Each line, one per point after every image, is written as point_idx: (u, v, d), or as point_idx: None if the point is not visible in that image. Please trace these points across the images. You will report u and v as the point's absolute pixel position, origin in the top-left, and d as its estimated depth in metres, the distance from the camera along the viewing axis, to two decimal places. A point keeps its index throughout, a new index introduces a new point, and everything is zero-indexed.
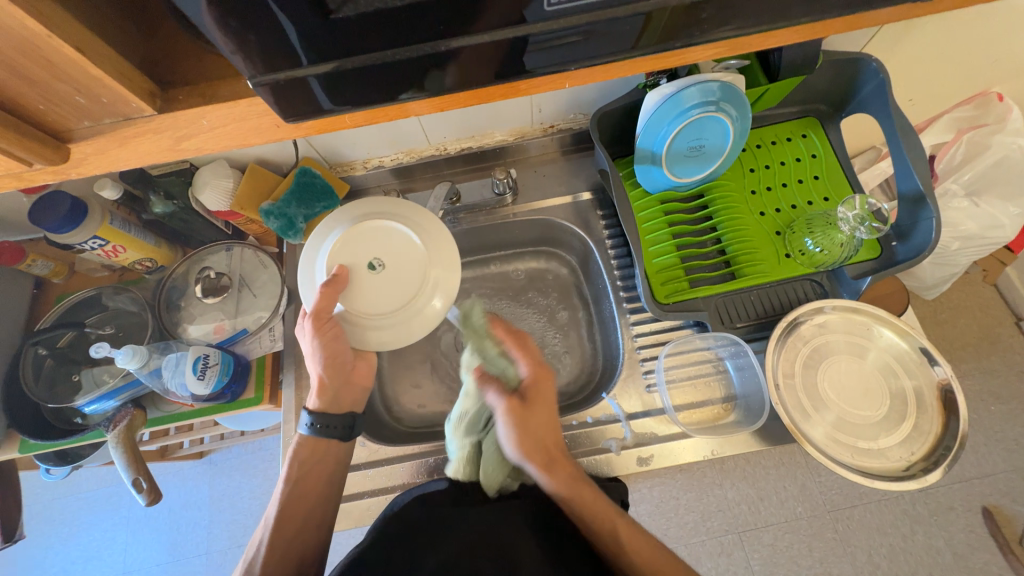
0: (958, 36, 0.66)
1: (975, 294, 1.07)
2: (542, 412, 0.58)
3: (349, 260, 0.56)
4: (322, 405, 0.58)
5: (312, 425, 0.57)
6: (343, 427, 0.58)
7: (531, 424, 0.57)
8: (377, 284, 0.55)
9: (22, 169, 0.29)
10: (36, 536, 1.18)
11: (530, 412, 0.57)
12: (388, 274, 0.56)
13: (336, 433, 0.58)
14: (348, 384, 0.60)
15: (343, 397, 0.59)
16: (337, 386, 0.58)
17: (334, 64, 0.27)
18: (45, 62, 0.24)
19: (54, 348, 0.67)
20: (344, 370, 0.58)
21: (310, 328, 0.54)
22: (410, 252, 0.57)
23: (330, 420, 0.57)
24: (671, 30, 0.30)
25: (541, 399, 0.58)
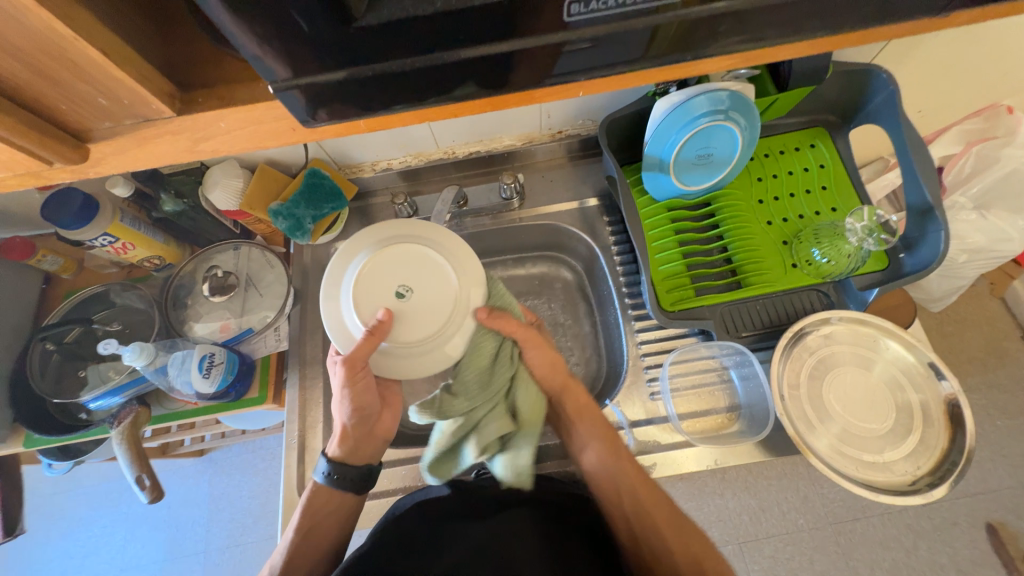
0: (968, 49, 0.66)
1: (982, 307, 1.06)
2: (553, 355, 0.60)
3: (373, 298, 0.55)
4: (340, 454, 0.57)
5: (329, 474, 0.56)
6: (357, 480, 0.57)
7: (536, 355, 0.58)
8: (407, 314, 0.54)
9: (41, 168, 0.30)
10: (36, 530, 1.18)
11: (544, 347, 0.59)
12: (415, 301, 0.55)
13: (348, 485, 0.56)
14: (369, 435, 0.59)
15: (363, 447, 0.58)
16: (359, 437, 0.58)
17: (355, 70, 0.27)
18: (70, 63, 0.25)
19: (61, 344, 0.68)
20: (367, 423, 0.58)
21: (343, 377, 0.53)
22: (434, 273, 0.57)
23: (347, 471, 0.56)
24: (684, 42, 0.30)
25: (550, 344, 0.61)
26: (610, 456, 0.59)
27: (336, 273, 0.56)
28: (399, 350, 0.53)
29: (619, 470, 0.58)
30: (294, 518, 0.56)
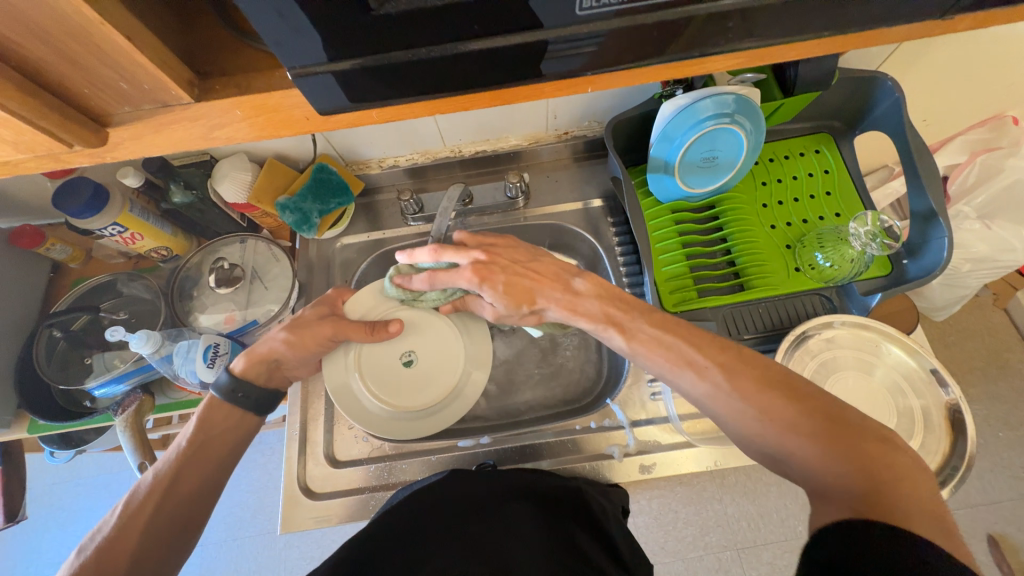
0: (973, 59, 0.66)
1: (984, 318, 1.06)
2: (521, 271, 0.59)
3: (389, 374, 0.65)
4: (243, 370, 0.55)
5: (228, 389, 0.53)
6: (259, 400, 0.54)
7: (497, 281, 0.58)
8: (423, 375, 0.65)
9: (61, 150, 0.30)
10: (35, 519, 1.19)
11: (503, 275, 0.58)
12: (423, 363, 0.66)
13: (241, 402, 0.53)
14: (278, 369, 0.58)
15: (273, 376, 0.58)
16: (268, 366, 0.57)
17: (366, 59, 0.28)
18: (94, 47, 0.25)
19: (68, 331, 0.68)
20: (274, 368, 0.58)
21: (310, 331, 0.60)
22: (431, 331, 0.67)
23: (250, 389, 0.54)
24: (692, 40, 0.30)
25: (514, 264, 0.59)
26: (638, 337, 0.51)
27: (336, 375, 0.63)
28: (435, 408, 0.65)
29: (653, 349, 0.49)
30: (190, 426, 0.51)
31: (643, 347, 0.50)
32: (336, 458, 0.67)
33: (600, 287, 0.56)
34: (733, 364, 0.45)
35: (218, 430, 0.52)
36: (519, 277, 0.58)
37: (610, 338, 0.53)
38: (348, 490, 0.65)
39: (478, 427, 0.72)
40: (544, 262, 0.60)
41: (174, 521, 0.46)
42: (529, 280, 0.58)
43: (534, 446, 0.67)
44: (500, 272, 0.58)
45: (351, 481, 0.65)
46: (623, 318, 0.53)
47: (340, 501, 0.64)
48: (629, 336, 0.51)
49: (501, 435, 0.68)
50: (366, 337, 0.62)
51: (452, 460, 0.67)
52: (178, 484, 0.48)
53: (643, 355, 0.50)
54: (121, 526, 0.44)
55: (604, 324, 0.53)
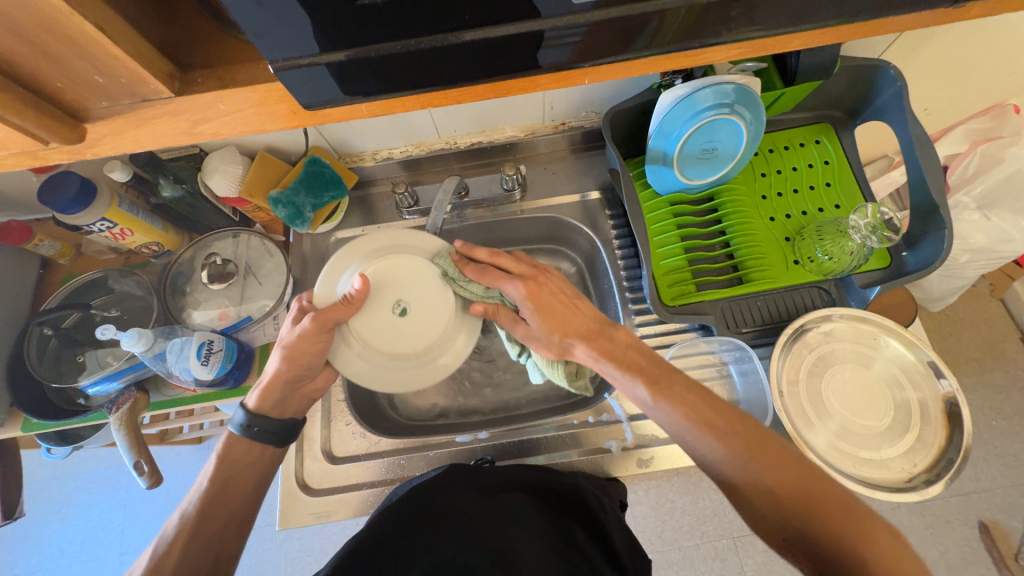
0: (976, 47, 0.65)
1: (981, 308, 1.07)
2: (563, 305, 0.57)
3: (387, 330, 0.58)
4: (260, 405, 0.55)
5: (246, 425, 0.53)
6: (277, 432, 0.54)
7: (543, 298, 0.57)
8: (422, 317, 0.59)
9: (37, 147, 0.29)
10: (35, 515, 1.19)
11: (550, 300, 0.57)
12: (415, 306, 0.59)
13: (258, 435, 0.53)
14: (296, 392, 0.58)
15: (288, 403, 0.57)
16: (283, 392, 0.56)
17: (354, 51, 0.27)
18: (66, 39, 0.24)
19: (59, 329, 0.67)
20: (298, 381, 0.56)
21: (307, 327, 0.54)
22: (429, 288, 0.60)
23: (267, 423, 0.54)
24: (693, 30, 0.29)
25: (557, 297, 0.58)
26: (669, 394, 0.50)
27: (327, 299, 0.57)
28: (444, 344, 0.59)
29: (681, 408, 0.48)
30: (210, 464, 0.52)
31: (673, 405, 0.49)
32: (334, 454, 0.67)
33: (633, 341, 0.56)
34: (752, 438, 0.45)
35: (241, 465, 0.53)
36: (564, 303, 0.58)
37: (639, 392, 0.51)
38: (346, 486, 0.65)
39: (475, 422, 0.73)
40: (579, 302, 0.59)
41: (203, 550, 0.48)
42: (566, 316, 0.57)
43: (532, 441, 0.67)
44: (542, 298, 0.57)
45: (349, 477, 0.65)
46: (659, 372, 0.52)
47: (338, 497, 0.64)
48: (660, 391, 0.50)
49: (499, 430, 0.68)
50: (349, 312, 0.55)
51: (449, 456, 0.67)
52: (207, 521, 0.49)
53: (666, 409, 0.49)
54: (156, 563, 0.46)
55: (635, 375, 0.52)
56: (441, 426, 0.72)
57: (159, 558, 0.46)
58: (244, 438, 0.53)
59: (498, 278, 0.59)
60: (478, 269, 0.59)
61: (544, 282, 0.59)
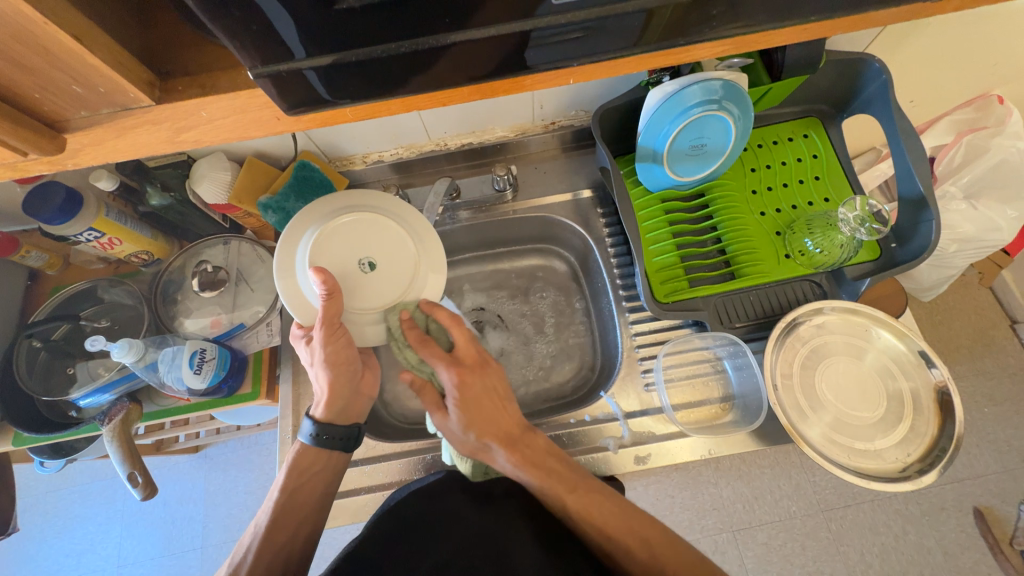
0: (959, 39, 0.66)
1: (971, 296, 1.08)
2: (491, 402, 0.56)
3: (369, 289, 0.58)
4: (327, 415, 0.58)
5: (315, 435, 0.57)
6: (346, 439, 0.58)
7: (474, 391, 0.56)
8: (393, 260, 0.59)
9: (17, 159, 0.29)
10: (30, 528, 1.18)
11: (479, 398, 0.56)
12: (380, 257, 0.58)
13: (326, 443, 0.57)
14: (357, 396, 0.60)
15: (351, 408, 0.60)
16: (345, 399, 0.58)
17: (337, 56, 0.26)
18: (41, 50, 0.24)
19: (49, 341, 0.66)
20: (353, 380, 0.59)
21: (321, 339, 0.55)
22: (395, 244, 0.59)
23: (335, 430, 0.57)
24: (678, 27, 0.29)
25: (489, 391, 0.56)
26: (596, 505, 0.53)
27: (289, 247, 0.56)
28: (424, 267, 0.60)
29: (594, 514, 0.53)
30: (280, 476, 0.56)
31: (588, 515, 0.53)
32: None
33: (550, 446, 0.57)
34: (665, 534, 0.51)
35: (308, 475, 0.57)
36: (492, 396, 0.56)
37: (549, 496, 0.54)
38: (344, 491, 0.65)
39: None
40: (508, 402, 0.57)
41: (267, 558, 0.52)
42: (492, 411, 0.56)
43: None
44: (473, 388, 0.56)
45: (346, 482, 0.65)
46: (575, 478, 0.54)
47: (337, 502, 0.64)
48: (579, 498, 0.53)
49: None
50: (335, 303, 0.54)
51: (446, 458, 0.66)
52: (274, 534, 0.53)
53: (584, 519, 0.53)
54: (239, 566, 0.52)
55: (555, 484, 0.54)
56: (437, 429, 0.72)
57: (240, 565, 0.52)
58: (315, 446, 0.57)
59: (433, 359, 0.56)
60: (421, 341, 0.56)
61: (479, 376, 0.57)
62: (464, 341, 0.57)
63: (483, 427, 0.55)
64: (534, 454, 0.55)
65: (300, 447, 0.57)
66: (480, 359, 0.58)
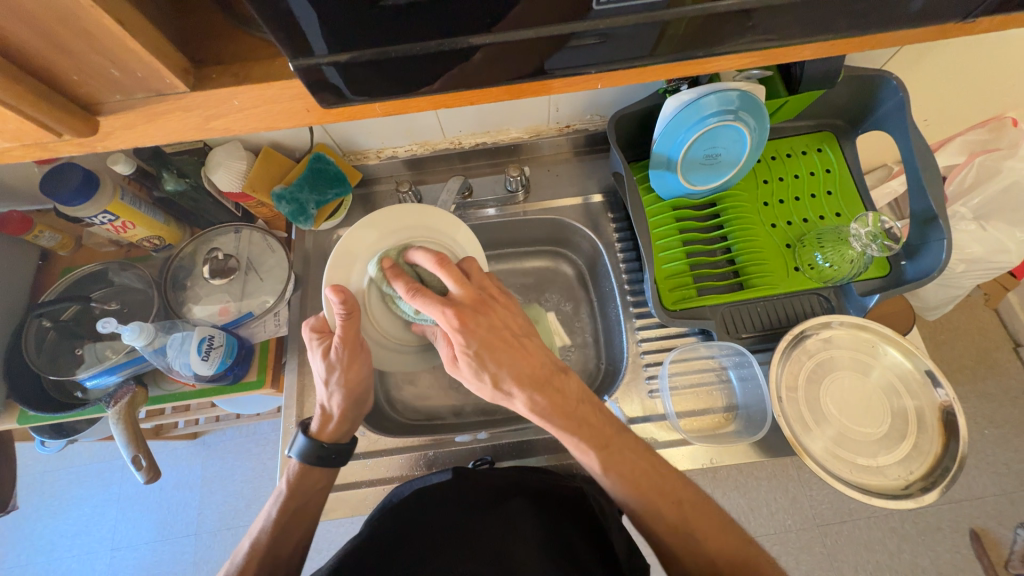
0: (978, 60, 0.66)
1: (975, 317, 1.08)
2: (504, 342, 0.53)
3: (390, 318, 0.63)
4: (329, 433, 0.59)
5: (310, 455, 0.57)
6: (343, 455, 0.59)
7: (483, 331, 0.52)
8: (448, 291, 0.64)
9: (50, 139, 0.29)
10: (26, 508, 1.18)
11: (491, 339, 0.53)
12: None
13: (331, 462, 0.58)
14: (360, 413, 0.61)
15: (353, 424, 0.61)
16: (353, 418, 0.61)
17: (379, 50, 0.27)
18: (83, 33, 0.24)
19: (58, 321, 0.67)
20: (360, 401, 0.60)
21: (343, 360, 0.56)
22: None
23: (329, 450, 0.58)
24: (706, 38, 0.30)
25: (496, 332, 0.53)
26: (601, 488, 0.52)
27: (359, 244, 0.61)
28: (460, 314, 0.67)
29: (625, 469, 0.52)
30: (279, 494, 0.57)
31: (617, 471, 0.52)
32: None
33: (583, 391, 0.55)
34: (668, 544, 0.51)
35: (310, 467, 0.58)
36: (501, 337, 0.53)
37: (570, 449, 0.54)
38: (343, 484, 0.65)
39: (471, 422, 0.73)
40: (527, 341, 0.55)
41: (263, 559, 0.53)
42: (508, 355, 0.53)
43: (530, 441, 0.67)
44: (482, 335, 0.52)
45: (348, 475, 0.65)
46: (610, 434, 0.53)
47: (337, 495, 0.64)
48: (609, 455, 0.52)
49: (498, 431, 0.68)
50: (352, 321, 0.55)
51: (447, 456, 0.67)
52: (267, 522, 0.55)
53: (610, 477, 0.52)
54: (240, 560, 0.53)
55: (584, 433, 0.53)
56: (441, 427, 0.72)
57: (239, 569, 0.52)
58: (306, 464, 0.57)
59: (430, 306, 0.53)
60: (406, 284, 0.55)
61: (481, 317, 0.53)
62: (477, 275, 0.58)
63: (502, 369, 0.52)
64: (568, 396, 0.54)
65: (296, 466, 0.58)
66: (478, 300, 0.54)
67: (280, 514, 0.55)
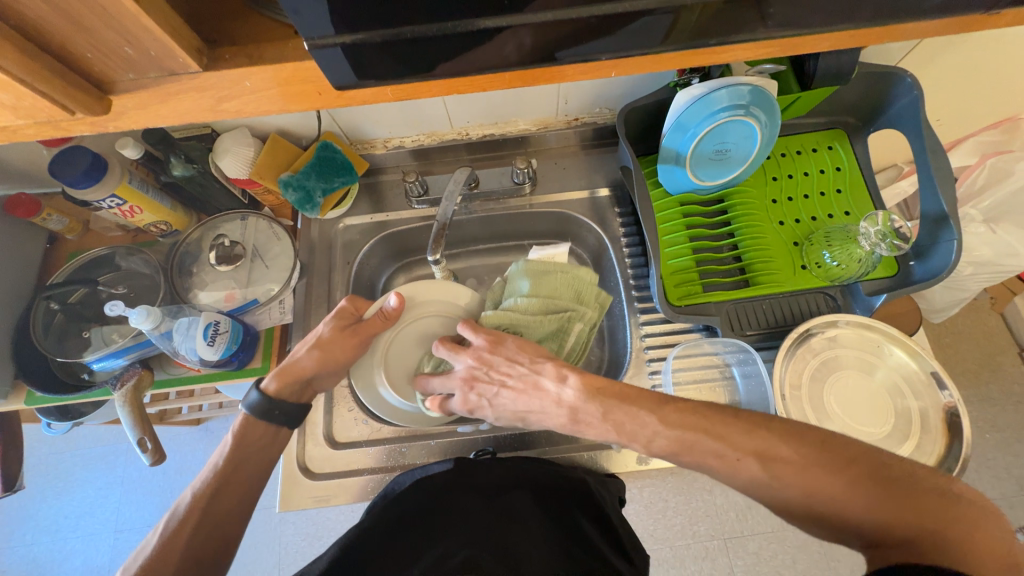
0: (994, 58, 0.65)
1: (980, 321, 1.07)
2: (512, 395, 0.55)
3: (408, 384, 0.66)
4: (275, 388, 0.56)
5: (263, 408, 0.55)
6: (291, 415, 0.56)
7: (486, 396, 0.55)
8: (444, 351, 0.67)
9: (63, 117, 0.29)
10: (32, 489, 1.20)
11: (497, 399, 0.55)
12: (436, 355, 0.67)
13: (276, 419, 0.55)
14: (307, 387, 0.59)
15: (303, 390, 0.59)
16: (301, 384, 0.58)
17: (395, 31, 0.27)
18: (98, 9, 0.24)
19: (65, 304, 0.68)
20: (309, 380, 0.59)
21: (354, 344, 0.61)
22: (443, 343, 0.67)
23: (277, 406, 0.55)
24: (720, 23, 0.29)
25: (503, 392, 0.55)
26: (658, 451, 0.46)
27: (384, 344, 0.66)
28: None
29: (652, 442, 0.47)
30: (226, 443, 0.53)
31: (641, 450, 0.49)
32: (335, 439, 0.67)
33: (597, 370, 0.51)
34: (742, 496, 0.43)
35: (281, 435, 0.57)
36: (501, 386, 0.55)
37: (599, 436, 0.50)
38: (345, 471, 0.65)
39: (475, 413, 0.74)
40: (520, 380, 0.55)
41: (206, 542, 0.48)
42: (516, 405, 0.54)
43: (533, 434, 0.67)
44: (488, 405, 0.55)
45: (350, 462, 0.65)
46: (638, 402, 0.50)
47: (339, 482, 0.64)
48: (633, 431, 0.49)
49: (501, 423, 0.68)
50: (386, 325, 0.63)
51: (450, 446, 0.67)
52: (219, 499, 0.50)
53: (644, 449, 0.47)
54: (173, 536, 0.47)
55: (614, 435, 0.49)
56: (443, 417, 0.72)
57: (171, 535, 0.47)
58: (255, 415, 0.55)
59: (444, 405, 0.58)
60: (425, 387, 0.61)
61: (480, 387, 0.56)
62: (449, 351, 0.58)
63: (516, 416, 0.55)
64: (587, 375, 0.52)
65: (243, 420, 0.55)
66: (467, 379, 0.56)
67: (249, 491, 0.52)
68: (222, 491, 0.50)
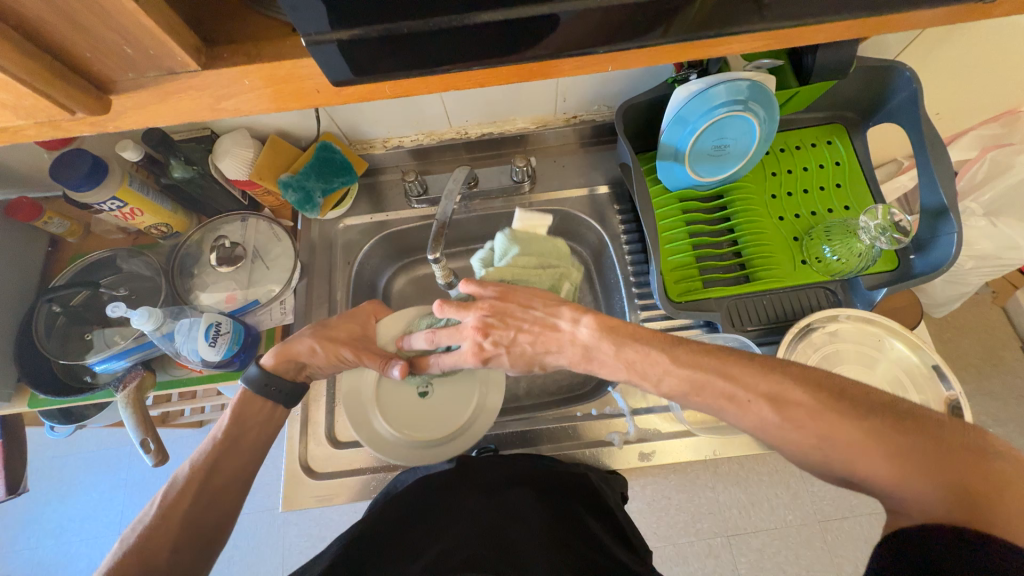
0: (992, 51, 0.65)
1: (982, 315, 1.06)
2: (531, 342, 0.54)
3: (402, 413, 0.61)
4: (273, 364, 0.56)
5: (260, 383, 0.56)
6: (290, 394, 0.57)
7: (506, 343, 0.55)
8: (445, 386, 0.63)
9: (63, 117, 0.30)
10: (36, 492, 1.20)
11: (518, 347, 0.54)
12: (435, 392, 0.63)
13: (275, 396, 0.56)
14: (302, 369, 0.59)
15: (302, 368, 0.59)
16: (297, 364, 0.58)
17: (393, 26, 0.27)
18: (97, 8, 0.25)
19: (67, 306, 0.68)
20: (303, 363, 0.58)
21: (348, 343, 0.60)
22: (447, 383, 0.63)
23: (274, 381, 0.56)
24: (716, 13, 0.29)
25: (517, 341, 0.54)
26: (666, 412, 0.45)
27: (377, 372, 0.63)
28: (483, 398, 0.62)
29: None
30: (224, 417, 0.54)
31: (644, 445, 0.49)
32: (337, 439, 0.67)
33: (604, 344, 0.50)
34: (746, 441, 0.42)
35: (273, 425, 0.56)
36: (519, 327, 0.55)
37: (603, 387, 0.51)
38: (348, 471, 0.65)
39: None
40: (536, 323, 0.55)
41: (196, 531, 0.47)
42: (534, 346, 0.54)
43: (534, 431, 0.67)
44: (505, 352, 0.54)
45: (353, 462, 0.66)
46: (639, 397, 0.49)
47: (341, 482, 0.64)
48: None
49: (502, 420, 0.68)
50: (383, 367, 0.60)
51: None
52: (218, 503, 0.49)
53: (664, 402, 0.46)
54: (171, 531, 0.46)
55: (626, 373, 0.49)
56: None
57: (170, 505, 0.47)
58: (253, 390, 0.55)
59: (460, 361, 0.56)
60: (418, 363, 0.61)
61: (501, 332, 0.55)
62: (455, 309, 0.55)
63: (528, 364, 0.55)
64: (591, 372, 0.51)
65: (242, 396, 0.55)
66: (483, 329, 0.54)
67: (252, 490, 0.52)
68: (223, 494, 0.50)
